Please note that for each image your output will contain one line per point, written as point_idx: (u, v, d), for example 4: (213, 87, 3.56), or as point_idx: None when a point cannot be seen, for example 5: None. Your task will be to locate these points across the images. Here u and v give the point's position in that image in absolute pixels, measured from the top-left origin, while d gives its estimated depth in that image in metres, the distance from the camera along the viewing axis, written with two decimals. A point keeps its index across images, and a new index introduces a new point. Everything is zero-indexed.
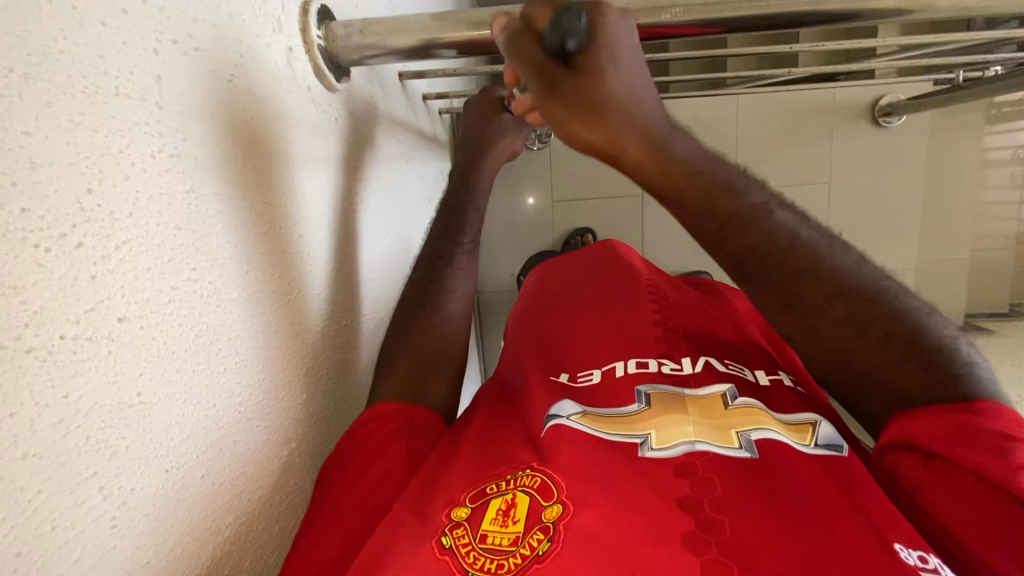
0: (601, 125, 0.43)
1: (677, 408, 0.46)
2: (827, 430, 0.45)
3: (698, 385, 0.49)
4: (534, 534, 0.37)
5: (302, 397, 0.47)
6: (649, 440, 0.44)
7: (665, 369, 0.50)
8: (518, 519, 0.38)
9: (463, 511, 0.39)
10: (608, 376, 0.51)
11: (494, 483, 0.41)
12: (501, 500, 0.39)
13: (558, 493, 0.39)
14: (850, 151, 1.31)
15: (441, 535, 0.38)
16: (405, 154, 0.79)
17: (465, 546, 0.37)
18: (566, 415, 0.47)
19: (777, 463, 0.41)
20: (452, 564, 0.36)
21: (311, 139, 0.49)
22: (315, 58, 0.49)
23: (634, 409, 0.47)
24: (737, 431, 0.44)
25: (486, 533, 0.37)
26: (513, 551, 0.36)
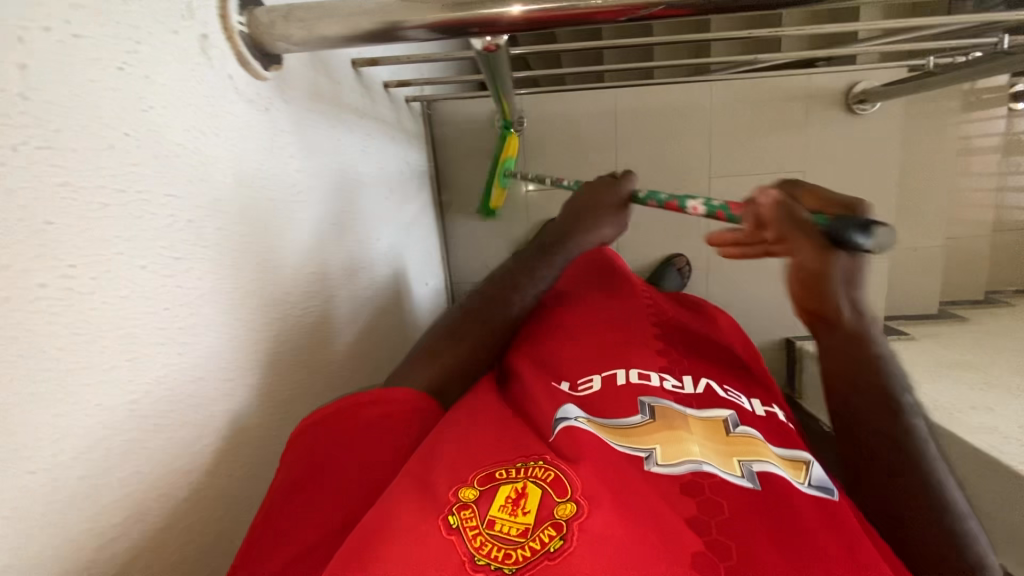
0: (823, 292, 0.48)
1: (681, 428, 0.47)
2: (820, 472, 0.46)
3: (701, 407, 0.51)
4: (544, 529, 0.35)
5: (223, 399, 0.44)
6: (653, 456, 0.44)
7: (667, 386, 0.53)
8: (529, 510, 0.36)
9: (472, 493, 0.38)
10: (609, 383, 0.53)
11: (505, 470, 0.40)
12: (512, 488, 0.38)
13: (573, 492, 0.37)
14: (830, 135, 1.10)
15: (448, 514, 0.36)
16: (361, 142, 0.72)
17: (473, 529, 0.35)
18: (574, 417, 0.47)
19: (780, 501, 0.40)
20: (458, 545, 0.34)
21: (241, 130, 0.46)
22: (236, 46, 0.45)
23: (638, 420, 0.48)
24: (739, 460, 0.43)
25: (495, 520, 0.36)
26: (522, 543, 0.34)
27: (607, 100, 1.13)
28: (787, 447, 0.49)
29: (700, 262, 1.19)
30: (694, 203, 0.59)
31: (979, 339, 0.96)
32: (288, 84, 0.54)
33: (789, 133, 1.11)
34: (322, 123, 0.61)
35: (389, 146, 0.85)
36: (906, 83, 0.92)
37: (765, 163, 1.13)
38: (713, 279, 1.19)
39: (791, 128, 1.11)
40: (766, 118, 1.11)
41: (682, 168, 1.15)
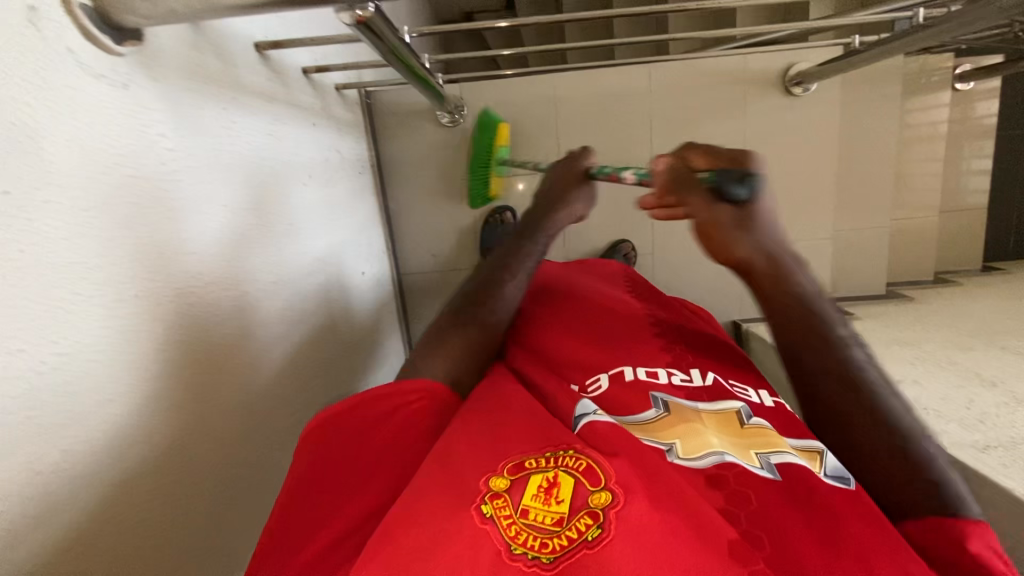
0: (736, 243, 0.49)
1: (696, 421, 0.46)
2: (834, 462, 0.43)
3: (712, 399, 0.50)
4: (581, 518, 0.34)
5: (82, 430, 0.37)
6: (674, 448, 0.43)
7: (676, 380, 0.52)
8: (563, 499, 0.36)
9: (503, 482, 0.37)
10: (620, 380, 0.52)
11: (535, 458, 0.39)
12: (543, 477, 0.37)
13: (607, 480, 0.37)
14: (770, 117, 1.11)
15: (481, 504, 0.36)
16: (273, 130, 0.64)
17: (507, 518, 0.35)
18: (592, 411, 0.47)
19: (803, 479, 0.39)
20: (493, 535, 0.34)
21: (87, 113, 0.38)
22: (77, 19, 0.37)
23: (651, 415, 0.47)
24: (756, 451, 0.43)
25: (528, 508, 0.35)
26: (558, 533, 0.34)
27: (545, 87, 1.11)
28: (794, 436, 0.47)
29: (651, 248, 1.18)
30: (628, 173, 0.63)
31: (917, 315, 1.00)
32: (161, 63, 0.46)
33: (730, 116, 1.11)
34: (216, 110, 0.52)
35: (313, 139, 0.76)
36: (836, 61, 0.92)
37: (710, 146, 1.12)
38: (663, 263, 1.19)
39: (736, 112, 1.11)
40: (709, 102, 1.10)
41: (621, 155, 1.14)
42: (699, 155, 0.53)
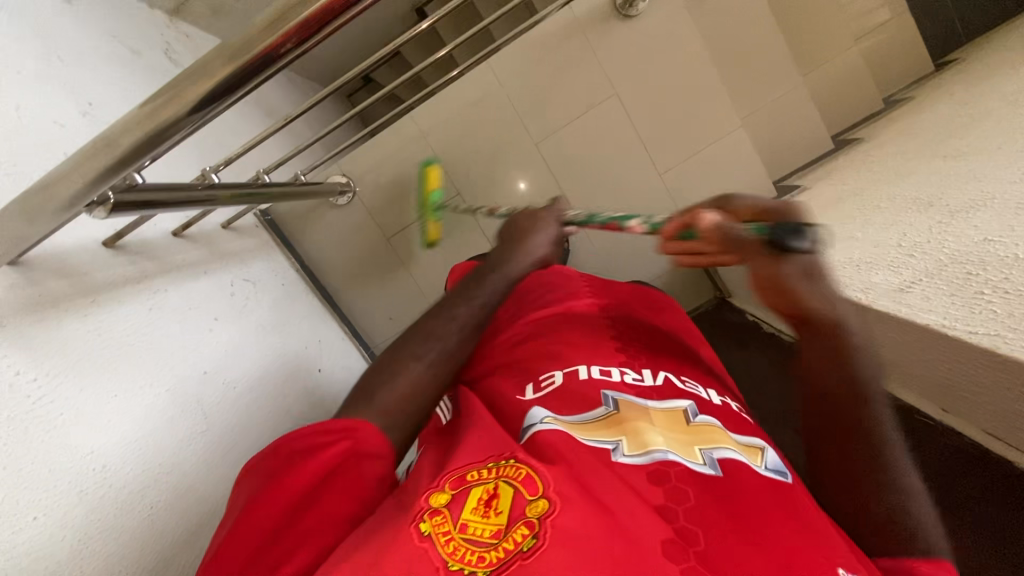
0: (795, 298, 0.42)
1: (646, 420, 0.54)
2: (773, 456, 0.53)
3: (663, 397, 0.57)
4: (518, 529, 0.44)
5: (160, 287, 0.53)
6: (621, 447, 0.51)
7: (627, 380, 0.61)
8: (502, 511, 0.46)
9: (444, 498, 0.48)
10: (577, 381, 0.61)
11: (476, 473, 0.50)
12: (482, 492, 0.47)
13: (544, 490, 0.46)
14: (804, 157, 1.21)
15: (422, 523, 0.46)
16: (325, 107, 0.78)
17: (445, 534, 0.44)
18: (540, 419, 0.56)
19: (734, 480, 0.47)
20: (432, 549, 0.43)
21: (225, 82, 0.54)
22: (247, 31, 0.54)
23: (601, 412, 0.56)
24: (699, 446, 0.51)
25: (467, 523, 0.45)
26: (496, 546, 0.43)
27: None
28: (739, 432, 0.56)
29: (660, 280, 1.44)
30: (636, 222, 0.62)
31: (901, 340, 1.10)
32: None
33: None
34: None
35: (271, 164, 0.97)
36: None
37: None
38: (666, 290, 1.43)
39: None
40: None
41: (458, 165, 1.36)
42: (749, 208, 0.48)
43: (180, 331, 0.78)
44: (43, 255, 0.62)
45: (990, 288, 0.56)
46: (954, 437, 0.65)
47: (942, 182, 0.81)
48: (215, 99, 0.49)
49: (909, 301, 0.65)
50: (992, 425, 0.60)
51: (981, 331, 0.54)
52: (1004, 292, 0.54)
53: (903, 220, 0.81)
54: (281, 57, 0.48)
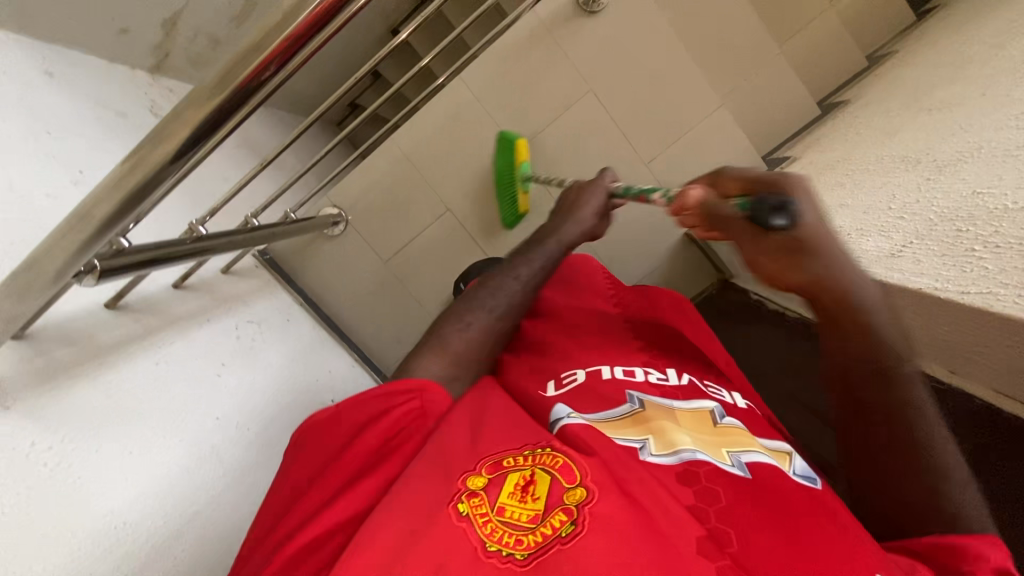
0: (800, 273, 0.55)
1: (670, 419, 0.56)
2: (801, 463, 0.55)
3: (687, 399, 0.59)
4: (557, 514, 0.46)
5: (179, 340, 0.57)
6: (648, 446, 0.53)
7: (650, 379, 0.62)
8: (539, 495, 0.47)
9: (481, 481, 0.49)
10: (593, 377, 0.62)
11: (513, 458, 0.51)
12: (520, 475, 0.49)
13: (581, 478, 0.48)
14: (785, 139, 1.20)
15: (459, 502, 0.47)
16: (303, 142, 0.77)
17: (483, 516, 0.46)
18: (565, 415, 0.57)
19: (769, 480, 0.49)
20: (469, 528, 0.45)
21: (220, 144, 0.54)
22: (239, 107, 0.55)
23: (626, 409, 0.57)
24: (728, 450, 0.52)
25: (505, 505, 0.47)
26: (533, 528, 0.45)
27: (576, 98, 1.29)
28: (768, 440, 0.57)
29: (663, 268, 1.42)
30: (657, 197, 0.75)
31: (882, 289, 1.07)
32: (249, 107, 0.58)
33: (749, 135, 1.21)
34: None
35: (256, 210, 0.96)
36: None
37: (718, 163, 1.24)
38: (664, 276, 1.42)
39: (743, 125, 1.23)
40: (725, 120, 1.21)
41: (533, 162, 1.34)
42: (731, 181, 0.60)
43: (186, 390, 0.76)
44: (49, 322, 0.63)
45: (978, 244, 0.59)
46: (962, 400, 0.62)
47: (939, 130, 0.81)
48: (200, 136, 0.48)
49: (901, 266, 0.69)
50: (1003, 385, 0.58)
51: (971, 286, 0.57)
52: (994, 248, 0.57)
53: (896, 178, 0.83)
54: (263, 82, 0.48)
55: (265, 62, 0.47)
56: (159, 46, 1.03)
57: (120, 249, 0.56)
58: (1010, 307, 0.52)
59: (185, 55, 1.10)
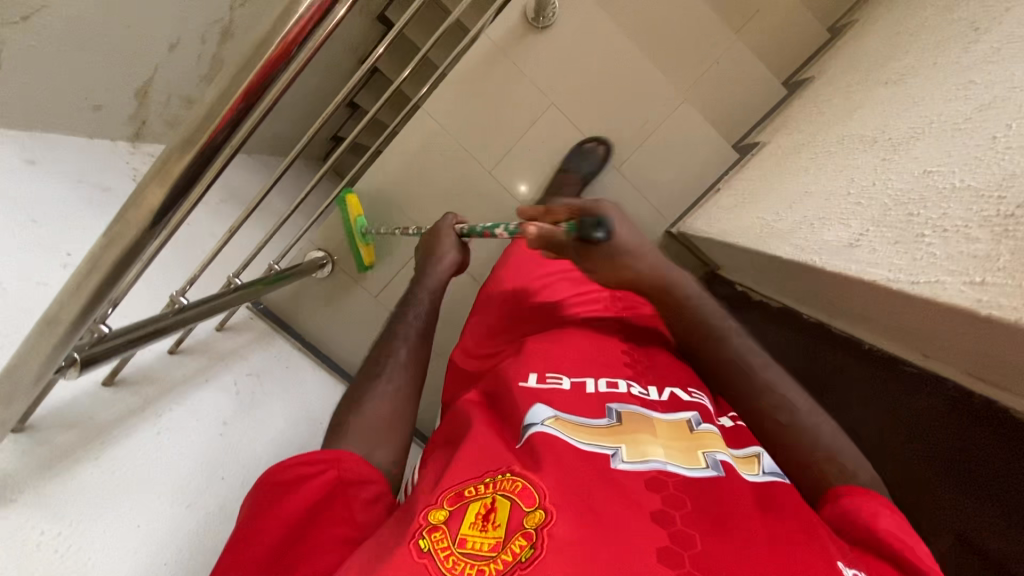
0: (626, 271, 0.73)
1: (648, 432, 0.59)
2: (766, 461, 0.61)
3: (667, 411, 0.64)
4: (516, 539, 0.46)
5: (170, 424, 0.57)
6: (620, 453, 0.55)
7: (634, 392, 0.67)
8: (499, 523, 0.47)
9: (441, 514, 0.48)
10: (580, 390, 0.66)
11: (473, 488, 0.50)
12: (480, 504, 0.48)
13: (539, 501, 0.48)
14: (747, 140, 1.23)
15: (419, 538, 0.46)
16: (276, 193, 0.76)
17: (445, 550, 0.45)
18: (540, 420, 0.58)
19: (728, 487, 0.53)
20: (429, 563, 0.44)
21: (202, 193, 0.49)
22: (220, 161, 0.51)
23: (606, 422, 0.60)
24: (703, 453, 0.57)
25: (464, 537, 0.46)
26: (494, 556, 0.45)
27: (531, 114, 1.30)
28: (740, 447, 0.63)
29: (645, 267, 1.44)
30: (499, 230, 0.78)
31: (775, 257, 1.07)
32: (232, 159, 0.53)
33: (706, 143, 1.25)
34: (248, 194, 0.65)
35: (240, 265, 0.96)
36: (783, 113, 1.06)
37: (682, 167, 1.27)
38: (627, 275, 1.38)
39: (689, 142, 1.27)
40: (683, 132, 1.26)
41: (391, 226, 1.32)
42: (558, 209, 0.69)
43: (193, 451, 0.82)
44: (48, 411, 0.69)
45: (930, 233, 0.64)
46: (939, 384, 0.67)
47: (901, 105, 0.87)
48: (182, 192, 0.45)
49: (857, 257, 0.74)
50: (975, 367, 0.62)
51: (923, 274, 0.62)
52: (943, 233, 0.62)
53: (856, 158, 0.90)
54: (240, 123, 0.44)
55: (242, 97, 0.43)
56: (136, 115, 1.03)
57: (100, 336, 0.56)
58: (952, 296, 0.57)
59: (161, 119, 1.10)
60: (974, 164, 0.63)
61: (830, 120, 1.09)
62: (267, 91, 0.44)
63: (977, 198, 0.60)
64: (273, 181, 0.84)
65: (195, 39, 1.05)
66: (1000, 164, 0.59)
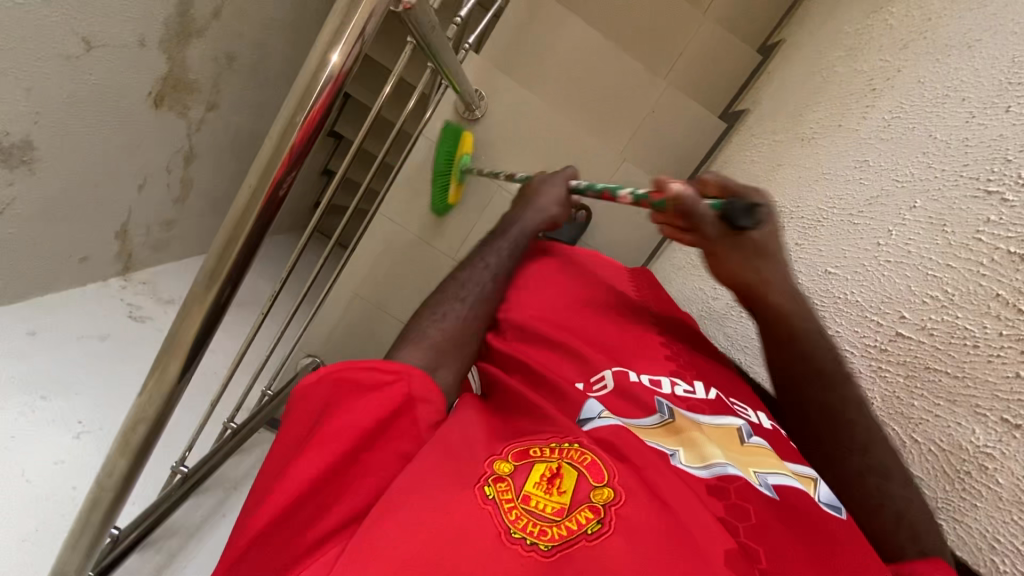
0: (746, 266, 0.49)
1: (698, 432, 0.46)
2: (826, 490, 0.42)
3: (715, 413, 0.49)
4: (581, 511, 0.36)
5: None
6: (679, 456, 0.43)
7: (678, 391, 0.51)
8: (565, 490, 0.37)
9: (506, 467, 0.39)
10: (622, 380, 0.51)
11: (541, 447, 0.40)
12: (547, 466, 0.38)
13: (610, 478, 0.38)
14: None
15: (485, 485, 0.37)
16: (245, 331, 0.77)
17: (508, 502, 0.36)
18: (598, 415, 0.46)
19: (796, 509, 0.39)
20: (493, 514, 0.36)
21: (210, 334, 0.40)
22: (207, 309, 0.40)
23: (656, 421, 0.47)
24: (755, 469, 0.42)
25: (531, 494, 0.37)
26: (558, 522, 0.35)
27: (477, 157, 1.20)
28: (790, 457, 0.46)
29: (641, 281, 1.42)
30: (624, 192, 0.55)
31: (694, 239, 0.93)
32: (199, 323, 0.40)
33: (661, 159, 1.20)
34: None
35: (250, 380, 0.85)
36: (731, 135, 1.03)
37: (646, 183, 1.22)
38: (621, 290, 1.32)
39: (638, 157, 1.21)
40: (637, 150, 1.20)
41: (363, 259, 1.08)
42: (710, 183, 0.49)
43: None
44: None
45: (857, 333, 0.49)
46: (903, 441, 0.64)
47: (796, 113, 0.75)
48: (221, 311, 0.39)
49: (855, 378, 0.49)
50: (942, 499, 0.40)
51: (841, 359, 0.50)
52: (937, 340, 0.42)
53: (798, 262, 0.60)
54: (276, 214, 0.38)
55: (277, 179, 0.36)
56: (121, 252, 1.11)
57: (180, 476, 0.71)
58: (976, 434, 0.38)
59: (145, 247, 1.17)
60: (829, 223, 0.57)
61: (758, 118, 0.90)
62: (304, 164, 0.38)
63: (865, 316, 0.49)
64: (288, 271, 0.74)
65: (161, 171, 1.10)
66: (847, 247, 0.53)
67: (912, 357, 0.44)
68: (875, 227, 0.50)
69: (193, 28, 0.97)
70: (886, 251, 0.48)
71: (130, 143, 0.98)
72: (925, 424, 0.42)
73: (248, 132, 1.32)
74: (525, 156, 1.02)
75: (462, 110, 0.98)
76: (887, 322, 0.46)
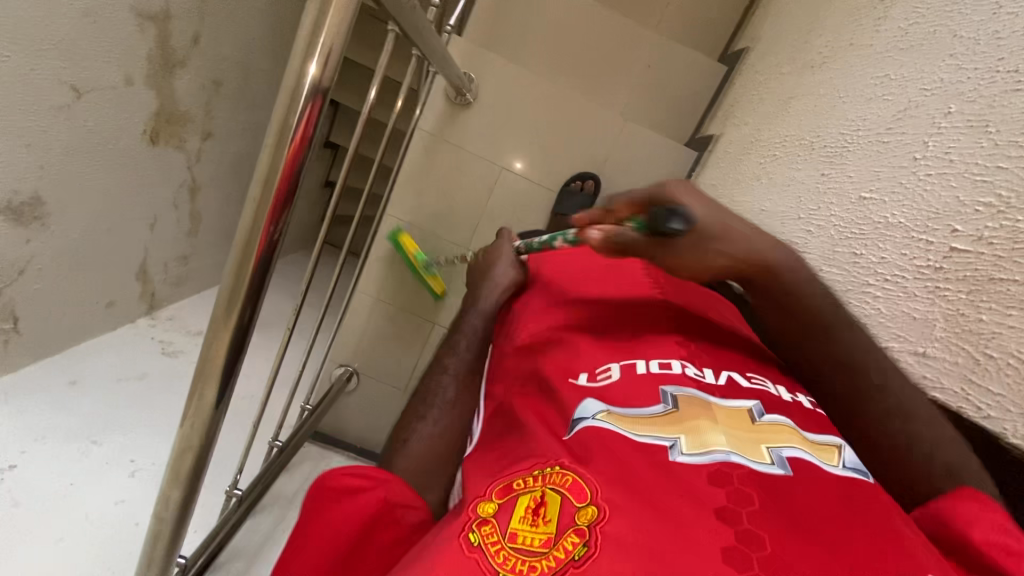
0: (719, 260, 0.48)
1: (703, 417, 0.41)
2: (851, 454, 0.41)
3: (725, 395, 0.44)
4: (567, 537, 0.34)
5: None
6: (678, 444, 0.39)
7: (690, 373, 0.46)
8: (550, 518, 0.35)
9: (491, 507, 0.36)
10: (627, 371, 0.47)
11: (523, 479, 0.38)
12: (530, 497, 0.36)
13: (593, 494, 0.35)
14: None
15: (468, 531, 0.35)
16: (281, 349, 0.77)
17: (495, 545, 0.34)
18: (591, 415, 0.42)
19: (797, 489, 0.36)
20: (481, 562, 0.33)
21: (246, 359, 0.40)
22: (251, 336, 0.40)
23: (658, 411, 0.42)
24: (768, 445, 0.39)
25: (515, 531, 0.34)
26: (545, 553, 0.33)
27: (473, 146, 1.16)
28: (817, 432, 0.43)
29: None
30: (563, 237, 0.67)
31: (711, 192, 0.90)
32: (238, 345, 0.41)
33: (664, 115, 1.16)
34: None
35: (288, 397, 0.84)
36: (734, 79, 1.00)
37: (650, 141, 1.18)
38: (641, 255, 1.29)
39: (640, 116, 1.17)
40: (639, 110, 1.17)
41: (379, 262, 1.07)
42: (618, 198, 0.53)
43: None
44: None
45: (912, 255, 0.45)
46: None
47: (800, 43, 0.71)
48: (243, 342, 0.38)
49: (916, 302, 0.45)
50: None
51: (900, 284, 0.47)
52: (1005, 242, 0.37)
53: (830, 194, 0.56)
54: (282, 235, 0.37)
55: (271, 218, 0.36)
56: (144, 291, 1.13)
57: (235, 500, 0.70)
58: None
59: (166, 283, 1.19)
60: (858, 146, 0.53)
61: (760, 54, 0.86)
62: (296, 198, 0.37)
63: (912, 236, 0.46)
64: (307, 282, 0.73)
65: (168, 206, 1.11)
66: (882, 168, 0.50)
67: (973, 271, 0.40)
68: (910, 144, 0.47)
69: (175, 59, 0.96)
70: (927, 163, 0.45)
71: (134, 184, 0.99)
72: (1000, 337, 0.38)
73: (246, 155, 1.33)
74: (523, 135, 1.00)
75: (452, 95, 0.96)
76: (939, 239, 0.43)
